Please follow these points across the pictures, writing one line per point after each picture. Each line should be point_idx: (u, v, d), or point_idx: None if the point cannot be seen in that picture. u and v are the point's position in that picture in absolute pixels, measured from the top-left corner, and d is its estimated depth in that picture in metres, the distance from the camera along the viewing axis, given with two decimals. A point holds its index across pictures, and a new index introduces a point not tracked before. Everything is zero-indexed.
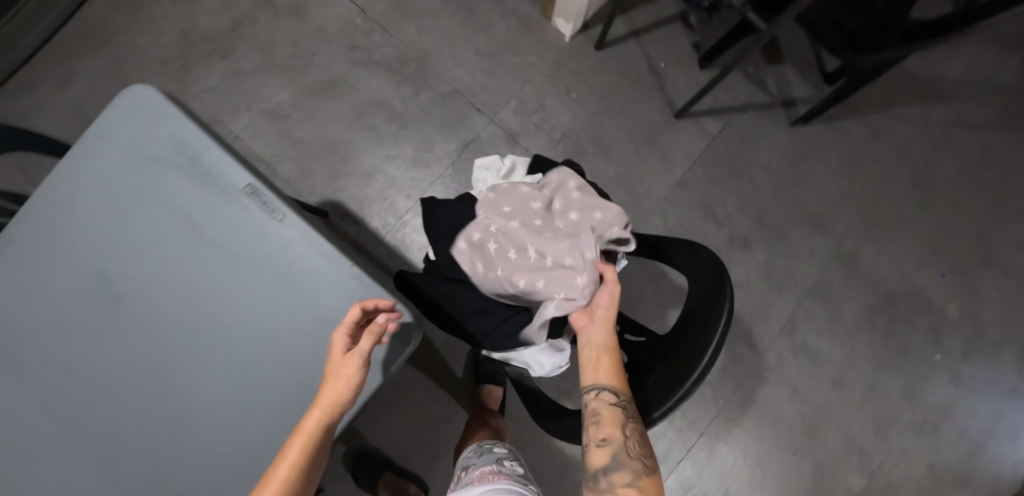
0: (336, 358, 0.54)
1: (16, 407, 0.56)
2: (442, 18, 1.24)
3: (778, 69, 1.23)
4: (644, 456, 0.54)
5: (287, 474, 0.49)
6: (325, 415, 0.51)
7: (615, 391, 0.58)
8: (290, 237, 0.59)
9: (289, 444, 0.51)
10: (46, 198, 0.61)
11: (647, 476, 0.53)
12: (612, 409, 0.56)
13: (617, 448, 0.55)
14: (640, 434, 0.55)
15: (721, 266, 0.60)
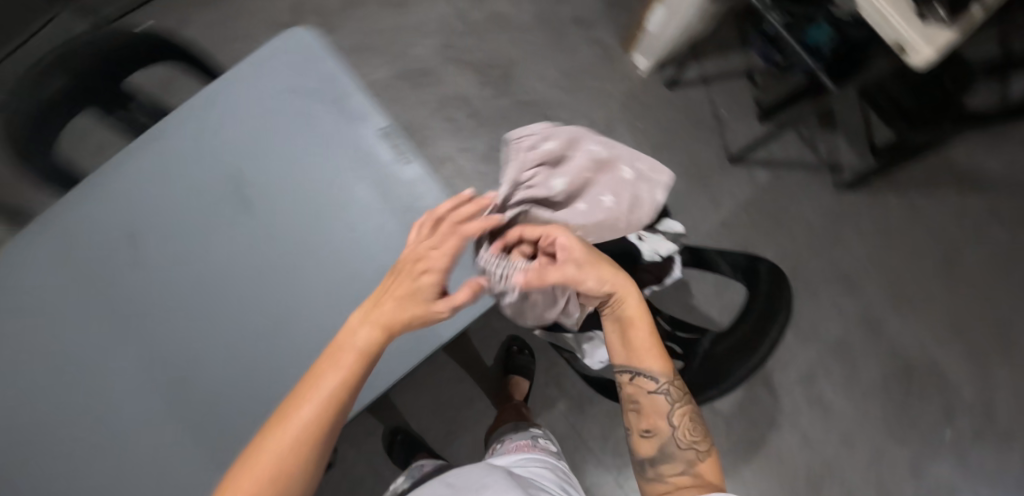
0: (399, 282, 0.50)
1: (153, 273, 0.66)
2: (532, 35, 1.35)
3: (830, 136, 1.33)
4: (694, 443, 0.60)
5: (340, 381, 0.46)
6: (380, 333, 0.47)
7: (653, 374, 0.59)
8: (411, 180, 0.67)
9: (341, 354, 0.47)
10: (205, 107, 0.71)
11: (702, 462, 0.59)
12: (657, 397, 0.60)
13: (666, 438, 0.61)
14: (687, 422, 0.61)
15: (782, 275, 0.71)
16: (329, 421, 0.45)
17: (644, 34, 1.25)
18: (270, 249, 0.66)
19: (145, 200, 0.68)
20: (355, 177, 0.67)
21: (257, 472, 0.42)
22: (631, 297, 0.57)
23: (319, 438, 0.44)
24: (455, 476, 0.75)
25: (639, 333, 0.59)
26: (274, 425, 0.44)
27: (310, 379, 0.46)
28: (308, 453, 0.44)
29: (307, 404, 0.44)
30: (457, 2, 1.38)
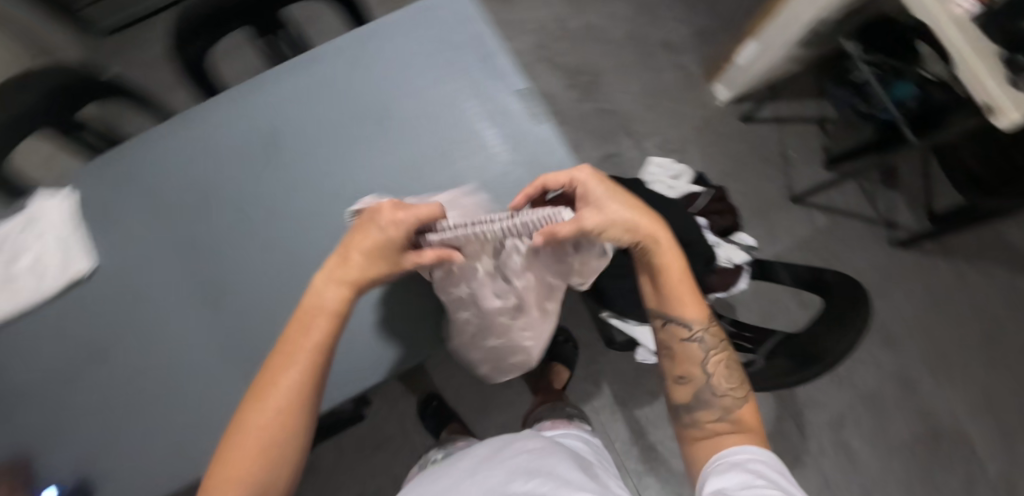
0: (357, 235, 0.52)
1: (289, 173, 0.74)
2: (622, 50, 1.43)
3: (889, 194, 1.38)
4: (730, 389, 0.62)
5: (311, 352, 0.51)
6: (347, 294, 0.52)
7: (687, 321, 0.62)
8: (541, 138, 0.72)
9: (313, 320, 0.51)
10: (362, 41, 0.79)
11: (738, 407, 0.61)
12: (691, 344, 0.63)
13: (701, 385, 0.62)
14: (722, 369, 0.63)
15: (862, 292, 0.70)
16: (313, 382, 0.51)
17: (732, 66, 1.33)
18: (403, 179, 0.71)
19: (290, 119, 0.76)
20: (491, 128, 0.73)
21: (253, 438, 0.48)
22: (658, 231, 0.57)
23: (303, 405, 0.51)
24: (478, 449, 0.73)
25: (677, 281, 0.61)
26: (257, 398, 0.50)
27: (284, 353, 0.51)
28: (294, 420, 0.50)
29: (290, 371, 0.50)
30: (557, 8, 1.47)
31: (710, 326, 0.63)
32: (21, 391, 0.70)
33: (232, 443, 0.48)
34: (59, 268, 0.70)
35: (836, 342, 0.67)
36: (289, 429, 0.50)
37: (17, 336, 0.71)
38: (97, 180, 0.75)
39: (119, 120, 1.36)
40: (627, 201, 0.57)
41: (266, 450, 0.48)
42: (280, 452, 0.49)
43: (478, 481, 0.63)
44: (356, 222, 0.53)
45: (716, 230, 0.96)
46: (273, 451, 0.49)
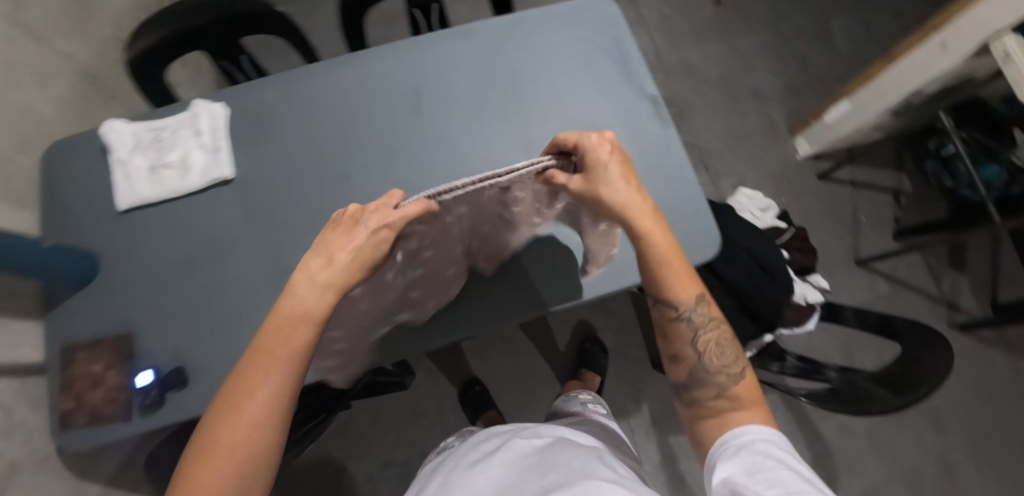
0: (340, 236, 0.51)
1: (425, 130, 0.77)
2: (712, 91, 1.51)
3: (955, 276, 1.39)
4: (725, 365, 0.55)
5: (287, 362, 0.47)
6: (330, 299, 0.49)
7: (673, 301, 0.55)
8: (666, 142, 0.77)
9: (294, 327, 0.48)
10: (509, 21, 0.82)
11: (735, 384, 0.55)
12: (681, 324, 0.56)
13: (694, 363, 0.56)
14: (714, 346, 0.56)
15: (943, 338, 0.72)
16: (292, 392, 0.48)
17: (819, 123, 1.38)
18: (534, 153, 0.76)
19: (436, 79, 0.79)
20: (619, 124, 0.78)
21: (233, 450, 0.43)
22: (646, 216, 0.53)
23: (277, 418, 0.46)
24: (483, 443, 0.67)
25: (668, 257, 0.54)
26: (225, 412, 0.45)
27: (259, 362, 0.47)
28: (267, 433, 0.45)
29: (269, 379, 0.46)
30: (657, 42, 1.56)
31: (699, 303, 0.55)
32: (135, 275, 0.74)
33: (200, 460, 0.43)
34: (202, 168, 0.75)
35: (926, 367, 0.70)
36: (265, 441, 0.45)
37: (143, 222, 0.76)
38: (241, 101, 0.79)
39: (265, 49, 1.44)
40: (623, 175, 0.53)
41: (237, 460, 0.43)
42: (256, 464, 0.44)
43: (489, 476, 0.57)
44: (334, 225, 0.52)
45: (795, 268, 0.98)
46: (247, 464, 0.44)
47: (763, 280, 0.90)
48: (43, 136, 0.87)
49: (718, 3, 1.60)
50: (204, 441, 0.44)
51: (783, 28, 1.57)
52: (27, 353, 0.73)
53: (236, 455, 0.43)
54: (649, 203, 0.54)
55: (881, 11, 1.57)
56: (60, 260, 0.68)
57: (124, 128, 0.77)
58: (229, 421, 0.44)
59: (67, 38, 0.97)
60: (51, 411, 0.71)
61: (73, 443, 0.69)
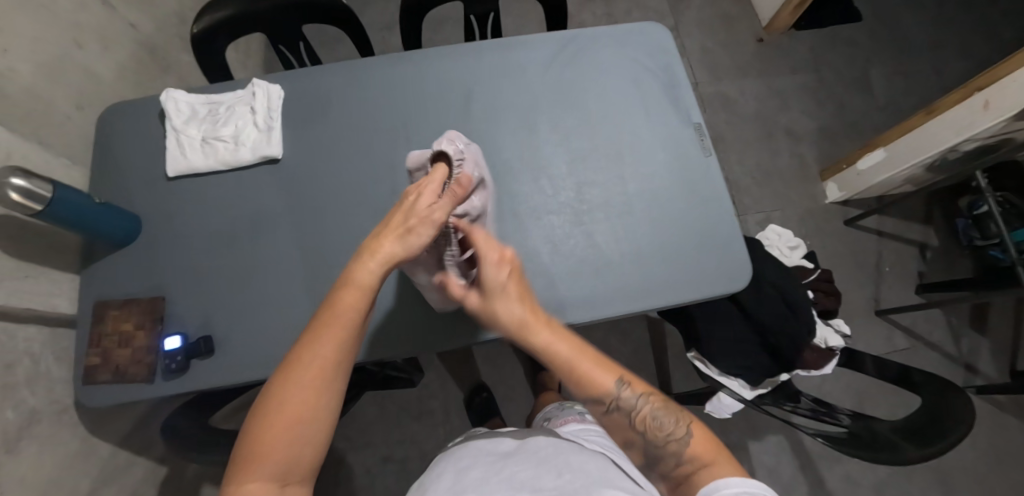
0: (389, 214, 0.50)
1: (472, 132, 0.78)
2: (746, 126, 1.53)
3: (975, 337, 1.37)
4: (670, 432, 0.54)
5: (339, 325, 0.45)
6: (381, 266, 0.48)
7: (598, 398, 0.55)
8: (708, 170, 0.77)
9: (342, 293, 0.46)
10: (563, 36, 0.84)
11: (687, 445, 0.53)
12: (614, 414, 0.56)
13: (644, 442, 0.56)
14: (652, 419, 0.56)
15: (955, 384, 0.73)
16: (348, 356, 0.45)
17: (850, 169, 1.38)
18: (575, 167, 0.77)
19: (489, 83, 0.80)
20: (661, 147, 0.78)
21: (290, 410, 0.41)
22: (541, 330, 0.53)
23: (332, 382, 0.44)
24: (497, 442, 0.66)
25: (574, 363, 0.53)
26: (282, 375, 0.43)
27: (314, 329, 0.45)
28: (324, 396, 0.43)
29: (322, 341, 0.44)
30: (696, 72, 1.58)
31: (622, 388, 0.55)
32: (175, 240, 0.76)
33: (259, 422, 0.41)
34: (253, 145, 0.76)
35: (952, 425, 0.67)
36: (323, 405, 0.43)
37: (189, 190, 0.78)
38: (300, 85, 0.81)
39: (317, 40, 1.48)
40: (518, 290, 0.54)
41: (296, 422, 0.41)
42: (314, 430, 0.42)
43: (505, 474, 0.55)
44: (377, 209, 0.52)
45: (819, 310, 0.96)
46: (307, 427, 0.42)
47: (789, 320, 0.89)
48: (102, 98, 0.91)
49: (760, 41, 1.62)
50: (261, 403, 0.42)
51: (823, 71, 1.58)
52: (62, 304, 0.75)
53: (295, 418, 0.41)
54: (541, 316, 0.54)
55: (923, 64, 1.58)
56: (105, 216, 0.70)
57: (182, 97, 0.79)
58: (287, 384, 0.42)
59: (135, 9, 1.01)
60: (78, 363, 0.73)
61: (95, 397, 0.71)
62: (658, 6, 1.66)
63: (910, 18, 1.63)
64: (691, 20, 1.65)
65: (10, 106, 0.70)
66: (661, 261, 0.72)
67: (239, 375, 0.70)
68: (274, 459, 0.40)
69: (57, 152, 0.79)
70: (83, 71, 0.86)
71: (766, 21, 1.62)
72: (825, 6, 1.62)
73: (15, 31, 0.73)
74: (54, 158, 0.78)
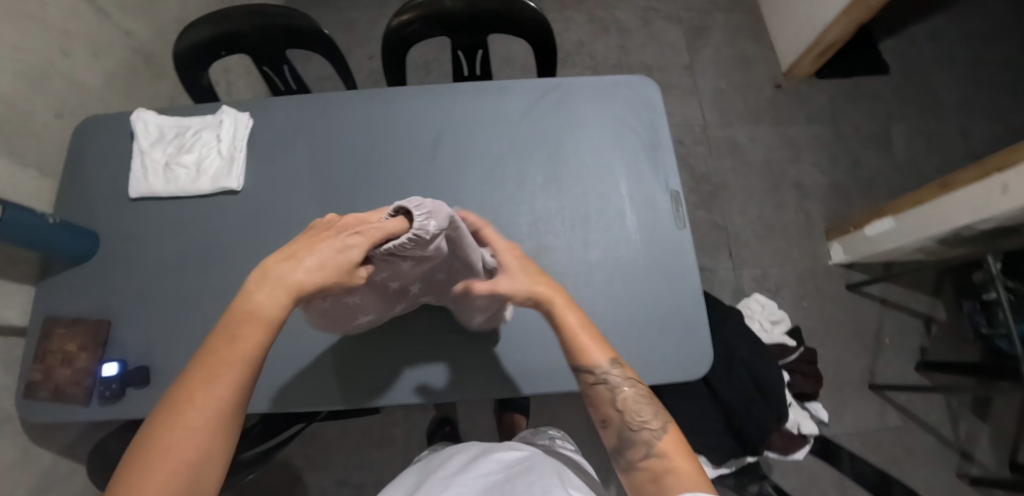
0: (305, 241, 0.45)
1: (434, 182, 0.75)
2: (752, 174, 1.47)
3: (976, 422, 1.28)
4: (646, 421, 0.49)
5: (235, 364, 0.39)
6: (288, 297, 0.41)
7: (587, 365, 0.51)
8: (680, 244, 0.72)
9: (242, 328, 0.40)
10: (542, 84, 0.80)
11: (659, 438, 0.48)
12: (601, 388, 0.51)
13: (620, 425, 0.50)
14: (635, 404, 0.50)
15: None
16: (244, 394, 0.40)
17: (857, 233, 1.32)
18: (539, 226, 0.73)
19: (460, 129, 0.77)
20: (632, 212, 0.74)
21: (174, 460, 0.35)
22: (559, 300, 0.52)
23: (226, 425, 0.38)
24: (455, 456, 0.62)
25: (576, 328, 0.51)
26: (162, 421, 0.36)
27: (202, 366, 0.38)
28: (215, 442, 0.37)
29: (216, 381, 0.38)
30: (707, 114, 1.53)
31: (618, 364, 0.51)
32: (129, 261, 0.75)
33: (125, 479, 0.34)
34: (214, 175, 0.76)
35: None
36: (216, 451, 0.38)
37: (147, 213, 0.77)
38: (272, 114, 0.80)
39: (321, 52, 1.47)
40: (537, 271, 0.55)
41: (180, 473, 0.35)
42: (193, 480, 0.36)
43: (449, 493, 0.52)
44: (305, 232, 0.47)
45: (794, 391, 0.92)
46: (195, 477, 0.36)
47: (755, 402, 0.84)
48: (86, 106, 0.91)
49: (778, 86, 1.56)
50: (136, 454, 0.35)
51: (841, 123, 1.51)
52: (12, 315, 0.74)
53: (175, 469, 0.35)
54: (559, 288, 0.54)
55: (950, 126, 1.49)
56: (60, 236, 0.70)
57: (152, 119, 0.80)
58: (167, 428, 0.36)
59: (132, 15, 1.01)
60: (22, 376, 0.72)
61: (33, 414, 0.70)
62: (675, 41, 1.61)
63: (940, 75, 1.54)
64: (707, 59, 1.59)
65: None
66: (615, 344, 0.67)
67: None
68: None
69: (27, 164, 0.79)
70: (67, 79, 0.86)
71: (786, 66, 1.55)
72: (850, 56, 1.56)
73: None
74: (23, 170, 0.78)
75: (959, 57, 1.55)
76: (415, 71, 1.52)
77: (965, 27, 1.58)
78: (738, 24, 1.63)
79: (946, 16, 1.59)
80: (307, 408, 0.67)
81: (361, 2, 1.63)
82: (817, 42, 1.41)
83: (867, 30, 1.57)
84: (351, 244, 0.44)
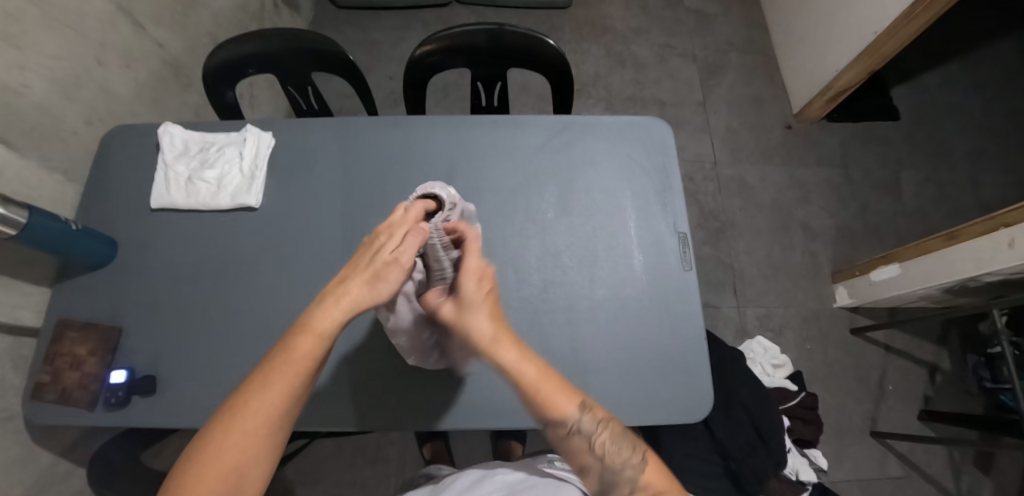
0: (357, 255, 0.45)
1: None
2: (760, 213, 1.48)
3: (981, 477, 1.25)
4: (625, 459, 0.46)
5: (290, 375, 0.40)
6: (349, 313, 0.42)
7: (557, 419, 0.45)
8: (685, 287, 0.73)
9: (299, 338, 0.41)
10: (558, 122, 0.82)
11: (643, 474, 0.44)
12: (574, 438, 0.46)
13: (599, 471, 0.46)
14: (610, 444, 0.46)
15: None
16: (292, 405, 0.40)
17: (863, 278, 1.32)
18: (547, 260, 0.74)
19: (476, 160, 0.79)
20: (639, 253, 0.75)
21: (222, 466, 0.36)
22: (507, 348, 0.46)
23: (272, 436, 0.39)
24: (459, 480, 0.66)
25: (535, 383, 0.45)
26: (219, 424, 0.38)
27: (260, 374, 0.40)
28: (261, 448, 0.38)
29: (270, 388, 0.39)
30: (717, 151, 1.55)
31: (586, 408, 0.46)
32: (145, 271, 0.77)
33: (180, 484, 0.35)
34: (233, 191, 0.78)
35: None
36: (260, 460, 0.38)
37: (165, 224, 0.79)
38: (295, 135, 0.83)
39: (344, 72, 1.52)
40: (492, 308, 0.48)
41: (226, 479, 0.36)
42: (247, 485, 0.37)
43: None
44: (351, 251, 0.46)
45: (793, 437, 0.92)
46: (240, 482, 0.37)
47: (755, 449, 0.84)
48: (116, 114, 0.94)
49: (789, 127, 1.59)
50: (191, 456, 0.36)
51: (850, 167, 1.53)
52: (26, 316, 0.75)
53: (222, 475, 0.36)
54: (507, 336, 0.47)
55: (959, 175, 1.50)
56: (80, 242, 0.72)
57: (178, 133, 0.82)
58: (222, 434, 0.37)
59: (167, 30, 1.05)
60: (30, 377, 0.72)
61: (39, 415, 0.70)
62: (689, 78, 1.65)
63: (951, 125, 1.55)
64: (721, 97, 1.62)
65: (16, 121, 0.73)
66: (613, 386, 0.68)
67: (182, 417, 0.69)
68: None
69: (55, 168, 0.81)
70: (100, 87, 0.90)
71: (798, 109, 1.58)
72: (862, 101, 1.58)
73: (36, 50, 0.76)
74: (50, 174, 0.80)
75: (971, 108, 1.57)
76: (434, 94, 1.55)
77: (977, 79, 1.60)
78: (752, 65, 1.67)
79: (959, 67, 1.61)
80: (305, 429, 0.67)
81: (386, 25, 1.68)
82: (829, 86, 1.44)
83: (880, 77, 1.60)
84: (404, 245, 0.44)
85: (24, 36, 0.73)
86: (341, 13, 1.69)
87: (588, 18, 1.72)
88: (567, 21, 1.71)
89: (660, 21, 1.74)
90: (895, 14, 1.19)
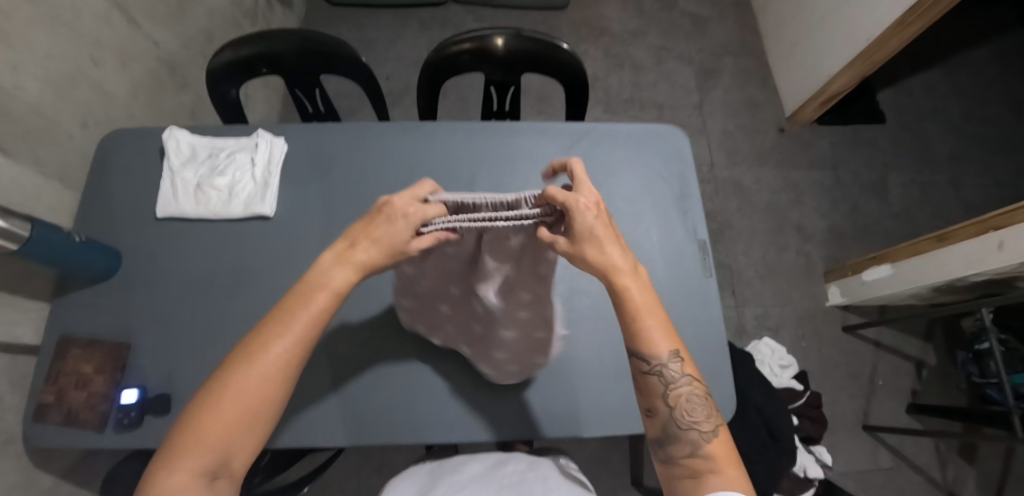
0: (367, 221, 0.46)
1: None
2: (757, 215, 1.52)
3: (964, 465, 1.32)
4: (697, 421, 0.48)
5: (302, 324, 0.43)
6: (357, 272, 0.44)
7: (645, 353, 0.47)
8: (705, 295, 0.74)
9: (313, 295, 0.44)
10: (579, 130, 0.82)
11: (709, 441, 0.47)
12: (653, 378, 0.48)
13: (666, 419, 0.48)
14: (686, 400, 0.48)
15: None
16: (308, 351, 0.44)
17: (854, 277, 1.36)
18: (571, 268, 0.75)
19: (496, 167, 0.79)
20: (662, 261, 0.76)
21: (243, 403, 0.40)
22: (627, 275, 0.46)
23: (288, 379, 0.42)
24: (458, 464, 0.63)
25: (640, 313, 0.47)
26: (238, 362, 0.41)
27: (275, 320, 0.43)
28: (277, 392, 0.42)
29: (284, 334, 0.42)
30: (715, 154, 1.58)
31: (678, 359, 0.48)
32: (152, 280, 0.74)
33: (206, 407, 0.40)
34: (247, 198, 0.76)
35: None
36: (276, 393, 0.42)
37: (173, 233, 0.76)
38: (309, 141, 0.80)
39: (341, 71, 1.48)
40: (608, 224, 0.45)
41: (245, 405, 0.40)
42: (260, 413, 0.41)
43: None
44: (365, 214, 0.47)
45: (801, 435, 0.95)
46: (256, 419, 0.41)
47: (767, 448, 0.86)
48: (110, 117, 0.90)
49: (782, 130, 1.63)
50: (213, 387, 0.41)
51: (840, 170, 1.58)
52: (25, 333, 0.71)
53: (241, 408, 0.40)
54: (632, 262, 0.47)
55: (942, 177, 1.56)
56: (84, 253, 0.68)
57: (185, 138, 0.79)
58: (241, 368, 0.41)
59: (162, 28, 1.01)
60: (31, 396, 0.69)
61: (42, 438, 0.66)
62: (686, 81, 1.67)
63: (934, 129, 1.62)
64: (717, 100, 1.65)
65: (10, 124, 0.69)
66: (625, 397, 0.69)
67: None
68: (213, 439, 0.39)
69: (50, 176, 0.77)
70: (95, 88, 0.85)
71: (790, 112, 1.62)
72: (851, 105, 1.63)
73: (28, 49, 0.71)
74: (47, 182, 0.76)
75: (952, 112, 1.64)
76: None
77: (958, 83, 1.67)
78: (746, 68, 1.70)
79: (942, 72, 1.68)
80: (307, 445, 0.65)
81: (382, 23, 1.65)
82: (821, 91, 1.48)
83: (868, 81, 1.65)
84: (396, 227, 0.44)
85: (17, 35, 0.69)
86: (336, 11, 1.65)
87: (585, 19, 1.72)
88: (565, 21, 1.71)
89: (656, 23, 1.75)
90: (888, 21, 1.23)
